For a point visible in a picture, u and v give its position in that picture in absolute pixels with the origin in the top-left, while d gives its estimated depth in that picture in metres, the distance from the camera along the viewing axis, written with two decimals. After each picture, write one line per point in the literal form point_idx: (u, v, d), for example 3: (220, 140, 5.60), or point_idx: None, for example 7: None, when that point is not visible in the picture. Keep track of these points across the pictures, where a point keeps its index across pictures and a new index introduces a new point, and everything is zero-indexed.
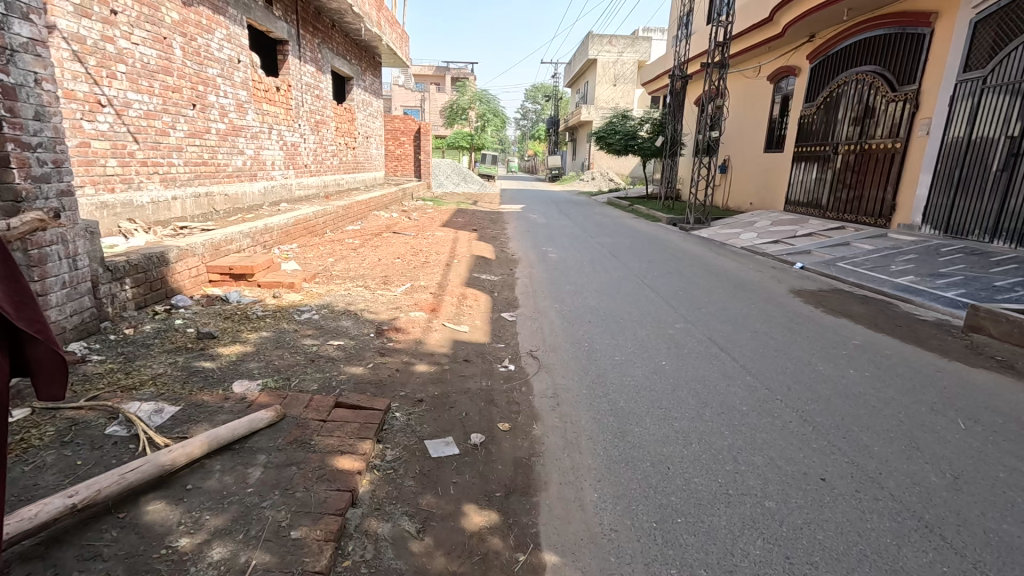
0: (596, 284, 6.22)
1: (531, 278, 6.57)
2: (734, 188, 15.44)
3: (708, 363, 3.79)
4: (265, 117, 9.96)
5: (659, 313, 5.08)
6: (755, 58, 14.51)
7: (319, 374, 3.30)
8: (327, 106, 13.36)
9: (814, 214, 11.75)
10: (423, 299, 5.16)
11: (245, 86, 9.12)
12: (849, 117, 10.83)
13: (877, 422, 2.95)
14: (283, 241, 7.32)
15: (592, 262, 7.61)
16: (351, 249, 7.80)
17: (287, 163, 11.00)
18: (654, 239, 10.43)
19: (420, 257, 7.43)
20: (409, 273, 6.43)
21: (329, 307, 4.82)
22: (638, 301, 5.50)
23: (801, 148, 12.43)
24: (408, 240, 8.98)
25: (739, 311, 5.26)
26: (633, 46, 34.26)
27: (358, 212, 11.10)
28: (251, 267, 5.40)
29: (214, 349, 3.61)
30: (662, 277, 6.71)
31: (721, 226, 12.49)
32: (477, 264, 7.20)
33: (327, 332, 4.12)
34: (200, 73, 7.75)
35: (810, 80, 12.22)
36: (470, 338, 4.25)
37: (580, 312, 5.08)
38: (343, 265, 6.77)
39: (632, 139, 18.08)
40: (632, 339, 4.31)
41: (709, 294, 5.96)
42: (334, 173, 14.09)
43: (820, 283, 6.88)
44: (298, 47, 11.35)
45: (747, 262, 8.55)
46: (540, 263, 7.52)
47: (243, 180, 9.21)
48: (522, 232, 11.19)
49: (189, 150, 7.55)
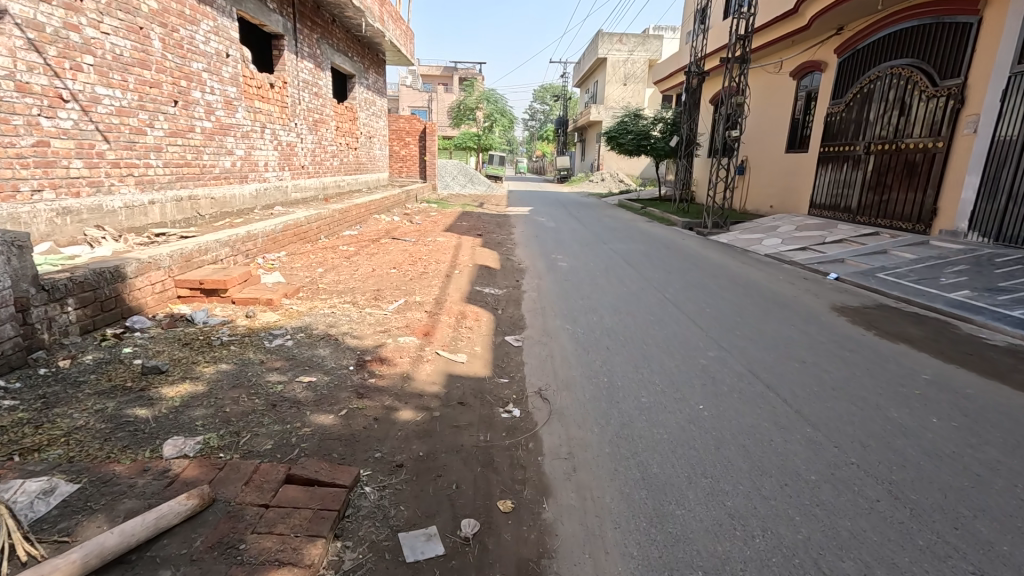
0: (612, 300, 5.52)
1: (540, 292, 5.91)
2: (754, 189, 14.67)
3: (755, 408, 3.10)
4: (258, 115, 9.40)
5: (687, 337, 4.39)
6: (778, 53, 13.75)
7: (277, 427, 2.67)
8: (327, 105, 12.80)
9: (843, 218, 10.99)
10: (416, 320, 4.52)
11: (235, 82, 8.55)
12: (883, 114, 10.06)
13: (992, 501, 2.25)
14: (269, 249, 6.73)
15: (606, 272, 6.93)
16: (344, 257, 7.21)
17: (282, 164, 10.45)
18: (671, 245, 9.72)
19: (418, 267, 6.81)
20: (404, 286, 5.79)
21: (307, 329, 4.19)
22: (660, 321, 4.81)
23: (827, 148, 11.67)
24: (408, 247, 8.37)
25: (778, 334, 4.54)
26: (644, 44, 33.50)
27: (357, 216, 10.52)
28: (223, 282, 4.80)
29: (157, 389, 2.99)
30: (684, 291, 6.00)
31: (741, 231, 11.75)
32: (480, 275, 6.55)
33: (298, 365, 3.48)
34: (183, 67, 7.18)
35: (839, 76, 11.46)
36: (468, 371, 3.60)
37: (595, 336, 4.41)
38: (332, 276, 6.17)
39: (645, 139, 17.35)
40: (658, 372, 3.62)
41: (740, 311, 5.25)
42: (334, 175, 13.54)
43: (863, 298, 6.16)
44: (294, 42, 10.78)
45: (775, 271, 7.84)
46: (550, 274, 6.85)
47: (232, 182, 8.66)
48: (531, 236, 10.53)
49: (169, 151, 6.98)
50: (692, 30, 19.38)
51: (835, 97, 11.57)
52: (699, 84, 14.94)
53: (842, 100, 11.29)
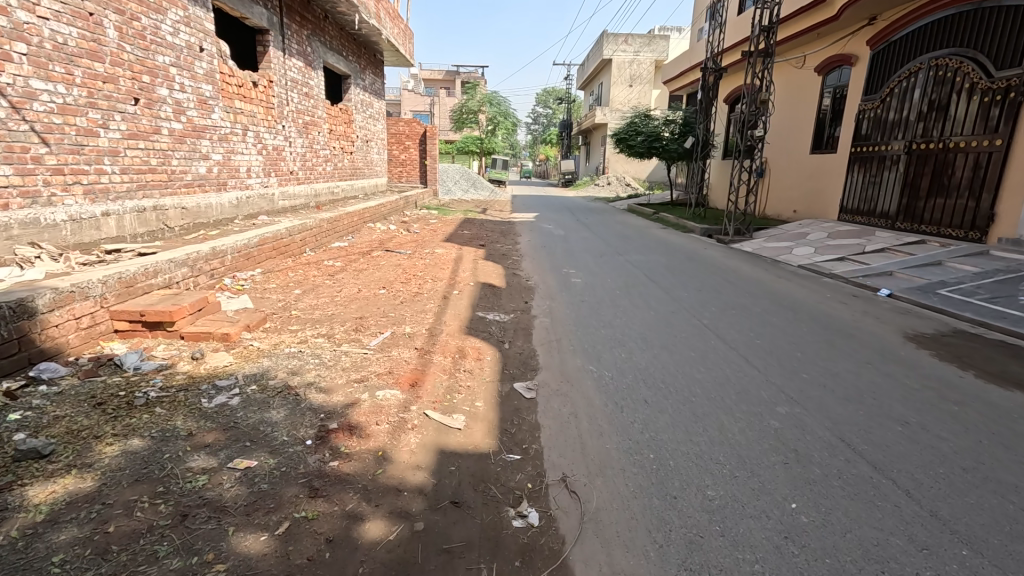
0: (640, 329, 4.61)
1: (552, 317, 5.03)
2: (776, 193, 13.75)
3: (870, 511, 2.18)
4: (238, 117, 8.57)
5: (742, 382, 3.49)
6: (801, 47, 12.86)
7: (176, 565, 1.76)
8: (319, 106, 11.99)
9: (879, 224, 10.07)
10: (403, 363, 3.62)
11: (211, 79, 7.74)
12: (925, 109, 9.15)
13: None
14: (240, 267, 5.86)
15: (627, 291, 6.03)
16: (328, 275, 6.33)
17: (267, 169, 9.61)
18: (694, 256, 8.83)
19: (411, 287, 5.92)
20: (393, 312, 4.90)
21: (262, 378, 3.29)
22: (705, 360, 3.91)
23: (859, 148, 10.77)
24: (402, 260, 7.49)
25: (856, 377, 3.62)
26: (651, 44, 32.66)
27: (349, 225, 9.66)
28: (169, 314, 3.92)
29: (19, 489, 2.09)
30: (723, 316, 5.10)
31: (767, 238, 10.84)
32: (481, 296, 5.65)
33: (237, 438, 2.58)
34: (145, 60, 6.34)
35: (871, 71, 10.57)
36: (466, 444, 2.69)
37: (628, 382, 3.50)
38: (310, 299, 5.29)
39: (656, 141, 16.44)
40: (719, 443, 2.72)
41: (797, 343, 4.32)
42: (327, 181, 12.68)
43: (934, 322, 5.23)
44: (281, 38, 9.99)
45: (817, 286, 6.91)
46: (564, 293, 5.96)
47: (208, 190, 7.81)
48: (539, 246, 9.65)
49: (129, 154, 6.14)
50: (704, 25, 18.47)
51: (867, 93, 10.67)
52: (715, 81, 14.06)
53: (876, 95, 10.38)
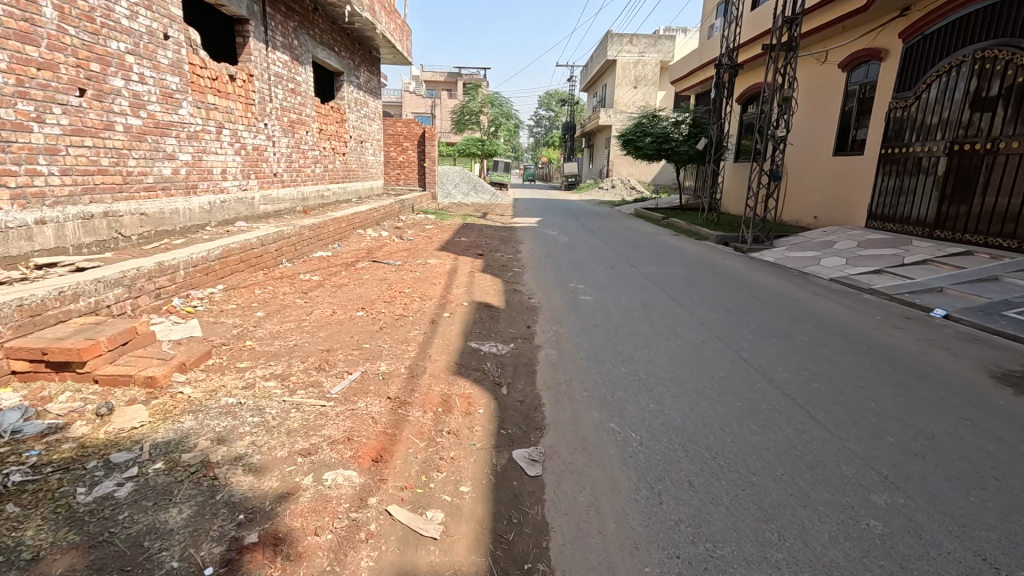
0: (668, 367, 3.77)
1: (560, 348, 4.21)
2: (795, 197, 12.93)
3: None
4: (212, 113, 7.79)
5: (814, 450, 2.65)
6: (824, 41, 12.05)
7: None
8: (307, 104, 11.21)
9: (914, 232, 9.24)
10: (368, 422, 2.79)
11: (178, 70, 6.94)
12: (966, 107, 8.32)
13: None
14: (196, 284, 5.05)
15: (645, 312, 5.21)
16: (301, 293, 5.50)
17: (246, 171, 8.82)
18: (714, 267, 8.00)
19: (396, 307, 5.10)
20: (369, 343, 4.07)
21: (176, 448, 2.46)
22: (756, 413, 3.07)
23: (890, 149, 9.95)
24: (389, 273, 6.66)
25: (961, 443, 2.77)
26: (656, 45, 31.86)
27: (336, 232, 8.85)
28: (78, 352, 3.10)
29: None
30: (764, 346, 4.27)
31: (790, 247, 10.00)
32: (476, 320, 4.82)
33: (103, 566, 1.75)
34: (95, 45, 5.55)
35: (904, 66, 9.76)
36: (441, 568, 1.86)
37: (661, 449, 2.67)
38: (272, 324, 4.46)
39: (666, 142, 15.63)
40: (808, 566, 1.88)
41: (864, 387, 3.49)
42: (316, 184, 11.87)
43: (1016, 353, 4.38)
44: (263, 29, 9.21)
45: (861, 304, 6.05)
46: (571, 314, 5.15)
47: (174, 194, 7.00)
48: (541, 255, 8.82)
49: (72, 153, 5.35)
50: (715, 22, 17.68)
51: (899, 89, 9.84)
52: (730, 78, 13.24)
53: (910, 92, 9.55)
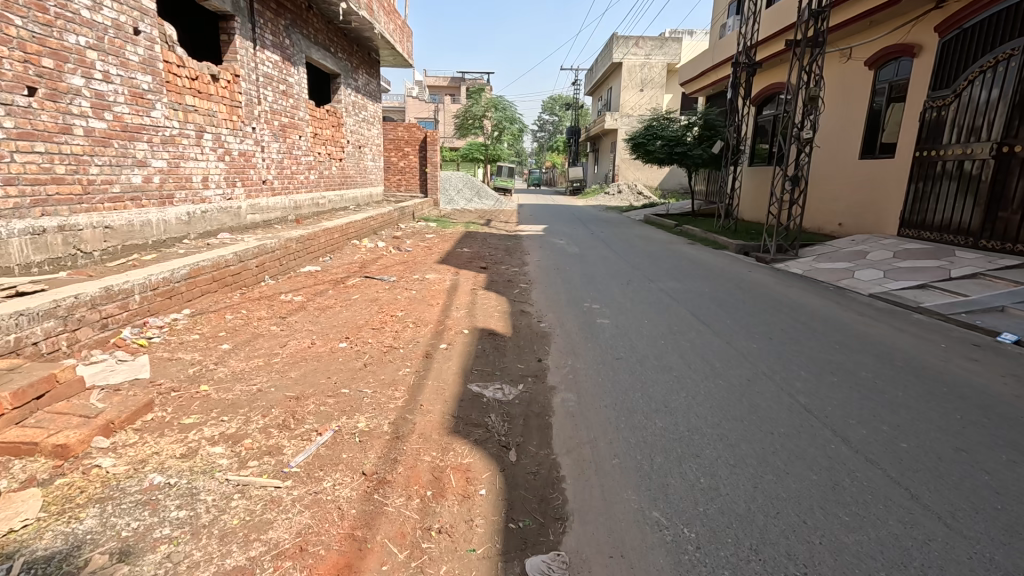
0: (714, 421, 3.05)
1: (578, 390, 3.51)
2: (818, 203, 12.20)
3: None
4: (191, 116, 7.15)
5: (937, 564, 1.94)
6: (850, 37, 11.33)
7: None
8: (300, 107, 10.59)
9: (955, 241, 8.49)
10: (331, 518, 2.09)
11: (151, 68, 6.30)
12: (1014, 105, 7.56)
13: None
14: (155, 309, 4.38)
15: (674, 341, 4.49)
16: (279, 318, 4.82)
17: (231, 178, 8.18)
18: (741, 282, 7.26)
19: (385, 337, 4.40)
20: (348, 388, 3.36)
21: (55, 571, 1.76)
22: (842, 495, 2.36)
23: (925, 151, 9.21)
24: (381, 291, 5.97)
25: None
26: (663, 48, 31.17)
27: (327, 244, 8.18)
28: None
29: None
30: (825, 388, 3.55)
31: (819, 257, 9.25)
32: (478, 353, 4.10)
33: None
34: (47, 39, 4.92)
35: (941, 62, 9.02)
36: None
37: (727, 559, 1.97)
38: (237, 361, 3.77)
39: (679, 145, 14.95)
40: None
41: (967, 450, 2.77)
42: (310, 191, 11.21)
43: None
44: (251, 26, 8.60)
45: (917, 328, 5.30)
46: (587, 343, 4.45)
47: (146, 204, 6.36)
48: (550, 268, 8.14)
49: (18, 160, 4.73)
50: (728, 21, 17.02)
51: (936, 87, 9.10)
52: (748, 78, 12.53)
53: (949, 89, 8.80)
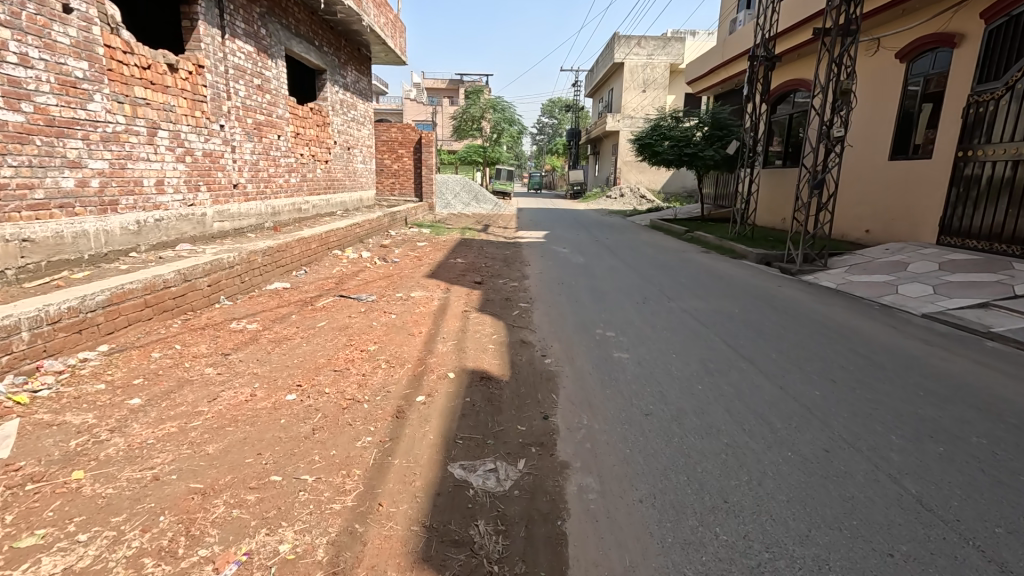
0: (802, 534, 2.09)
1: (600, 470, 2.56)
2: (842, 207, 11.28)
3: None
4: (142, 111, 6.24)
5: None
6: (880, 28, 10.45)
7: None
8: (279, 103, 9.66)
9: (1007, 251, 7.56)
10: None
11: (87, 53, 5.36)
12: None
13: None
14: (55, 349, 3.44)
15: (715, 388, 3.53)
16: (221, 356, 3.86)
17: (194, 182, 7.25)
18: (774, 301, 6.28)
19: (348, 384, 3.44)
20: (282, 475, 2.40)
21: None
22: None
23: (970, 151, 8.29)
24: (355, 316, 5.02)
25: None
26: (666, 48, 30.35)
27: (303, 256, 7.25)
28: None
29: None
30: (936, 467, 2.60)
31: (853, 268, 8.31)
32: (466, 408, 3.16)
33: None
34: None
35: (988, 52, 8.10)
36: None
37: None
38: (142, 426, 2.82)
39: (688, 145, 14.05)
40: None
41: None
42: (290, 195, 10.27)
43: None
44: (218, 11, 7.66)
45: (1006, 363, 4.33)
46: (605, 390, 3.49)
47: (82, 212, 5.44)
48: (553, 282, 7.18)
49: None
50: (739, 15, 16.18)
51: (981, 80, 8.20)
52: (766, 72, 11.63)
53: (998, 82, 7.88)
